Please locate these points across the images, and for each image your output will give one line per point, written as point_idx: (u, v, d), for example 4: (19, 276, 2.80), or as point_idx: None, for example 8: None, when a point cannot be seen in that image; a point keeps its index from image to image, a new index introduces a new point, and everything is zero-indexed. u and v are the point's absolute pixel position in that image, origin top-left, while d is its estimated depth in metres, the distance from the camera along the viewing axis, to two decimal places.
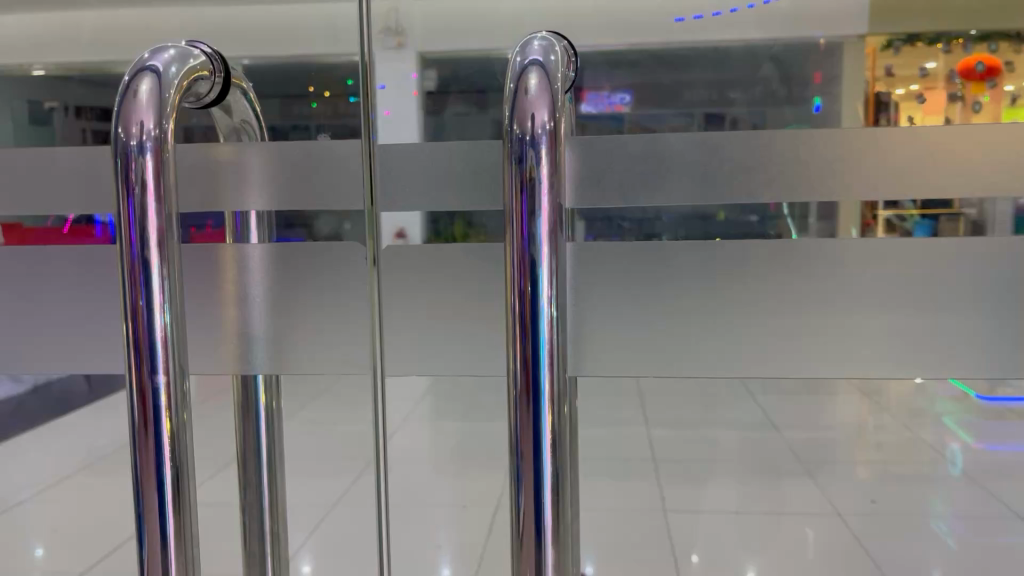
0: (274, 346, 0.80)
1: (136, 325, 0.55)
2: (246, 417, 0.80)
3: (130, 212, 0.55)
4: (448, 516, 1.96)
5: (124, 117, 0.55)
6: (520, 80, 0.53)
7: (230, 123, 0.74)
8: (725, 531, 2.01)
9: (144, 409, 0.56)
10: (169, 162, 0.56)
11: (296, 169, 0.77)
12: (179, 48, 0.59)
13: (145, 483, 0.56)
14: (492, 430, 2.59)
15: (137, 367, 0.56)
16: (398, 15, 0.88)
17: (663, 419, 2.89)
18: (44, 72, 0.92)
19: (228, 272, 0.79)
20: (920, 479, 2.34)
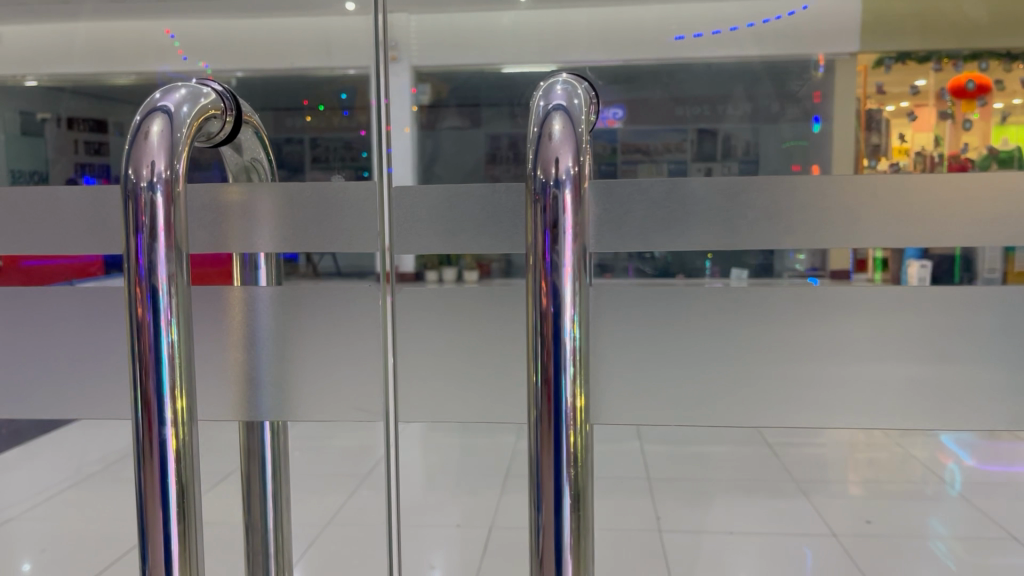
0: (278, 390, 0.81)
1: (143, 362, 0.55)
2: (251, 461, 0.82)
3: (136, 240, 0.55)
4: (441, 533, 1.94)
5: (135, 159, 0.55)
6: (544, 125, 0.54)
7: (240, 162, 0.76)
8: (719, 549, 2.00)
9: (151, 445, 0.55)
10: (180, 202, 0.56)
11: (302, 206, 0.78)
12: (190, 86, 0.60)
13: (149, 505, 0.55)
14: (487, 446, 2.57)
15: (143, 404, 0.55)
16: (393, 30, 0.86)
17: (658, 435, 2.89)
18: (37, 82, 0.91)
19: (233, 314, 0.81)
20: (915, 497, 2.33)
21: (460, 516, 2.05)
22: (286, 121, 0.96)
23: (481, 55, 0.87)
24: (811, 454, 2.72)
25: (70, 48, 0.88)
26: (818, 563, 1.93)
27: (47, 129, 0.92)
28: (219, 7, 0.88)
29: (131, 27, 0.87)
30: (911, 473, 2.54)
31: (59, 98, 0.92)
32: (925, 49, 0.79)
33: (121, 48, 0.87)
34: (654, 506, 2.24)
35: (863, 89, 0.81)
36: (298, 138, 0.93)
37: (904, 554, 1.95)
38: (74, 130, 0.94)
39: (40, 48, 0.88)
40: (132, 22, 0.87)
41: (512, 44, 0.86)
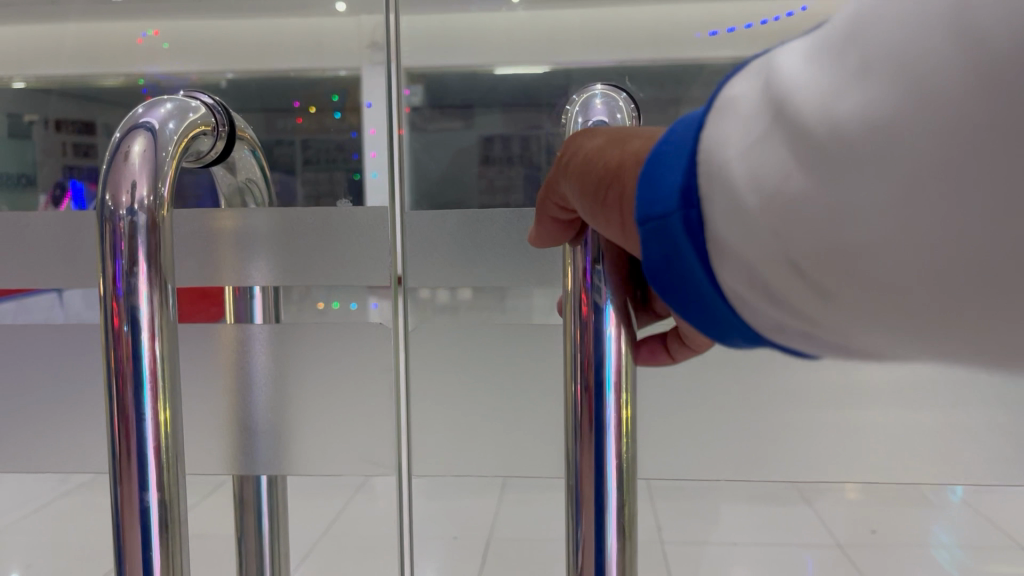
0: (276, 438, 0.90)
1: (122, 398, 0.53)
2: (246, 510, 0.89)
3: (114, 256, 0.53)
4: None
5: (114, 185, 0.53)
6: None
7: (234, 183, 0.80)
8: None
9: (130, 485, 0.54)
10: (163, 230, 0.54)
11: (300, 239, 0.88)
12: (177, 101, 0.59)
13: (128, 524, 0.54)
14: None
15: (121, 443, 0.54)
16: (385, 31, 0.87)
17: None
18: (24, 85, 0.89)
19: (228, 366, 0.89)
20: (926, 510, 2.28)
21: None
22: (277, 123, 0.89)
23: (472, 55, 0.87)
24: None
25: (69, 49, 0.89)
26: None
27: (35, 132, 0.89)
28: (215, 9, 0.88)
29: (123, 28, 0.88)
30: None
31: (46, 101, 0.89)
32: None
33: (120, 50, 0.88)
34: None
35: None
36: (288, 139, 0.89)
37: None
38: (61, 132, 0.89)
39: (31, 49, 0.89)
40: (124, 23, 0.88)
41: (508, 44, 0.87)
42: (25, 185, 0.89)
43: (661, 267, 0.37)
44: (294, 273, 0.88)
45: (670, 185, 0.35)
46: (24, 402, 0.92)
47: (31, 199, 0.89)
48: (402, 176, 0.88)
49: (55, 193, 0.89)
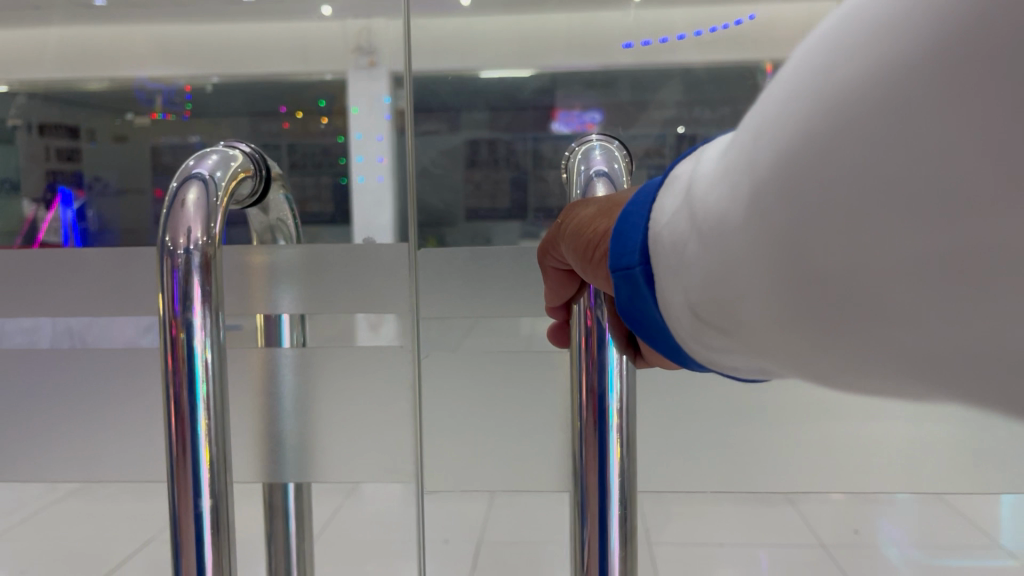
0: (302, 458, 0.92)
1: (179, 409, 0.58)
2: (274, 516, 0.90)
3: (171, 275, 0.58)
4: None
5: (172, 225, 0.58)
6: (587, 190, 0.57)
7: (264, 221, 0.80)
8: None
9: (183, 490, 0.58)
10: (216, 262, 0.59)
11: (323, 272, 0.88)
12: (220, 152, 0.64)
13: (183, 520, 0.58)
14: None
15: (175, 450, 0.58)
16: (371, 35, 0.87)
17: None
18: (7, 88, 0.89)
19: (262, 385, 0.91)
20: None
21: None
22: (263, 127, 0.89)
23: (459, 60, 0.87)
24: None
25: (57, 54, 0.88)
26: None
27: (19, 136, 0.89)
28: (203, 11, 0.88)
29: (110, 33, 0.88)
30: None
31: (29, 104, 0.88)
32: None
33: (109, 55, 0.88)
34: None
35: None
36: (273, 142, 0.89)
37: None
38: (45, 136, 0.89)
39: (13, 54, 0.88)
40: (111, 29, 0.88)
41: (493, 49, 0.87)
42: (11, 192, 0.88)
43: (629, 309, 0.39)
44: (321, 305, 0.90)
45: (635, 244, 0.37)
46: (24, 412, 0.92)
47: (17, 204, 0.89)
48: (389, 180, 0.88)
49: (44, 198, 0.89)
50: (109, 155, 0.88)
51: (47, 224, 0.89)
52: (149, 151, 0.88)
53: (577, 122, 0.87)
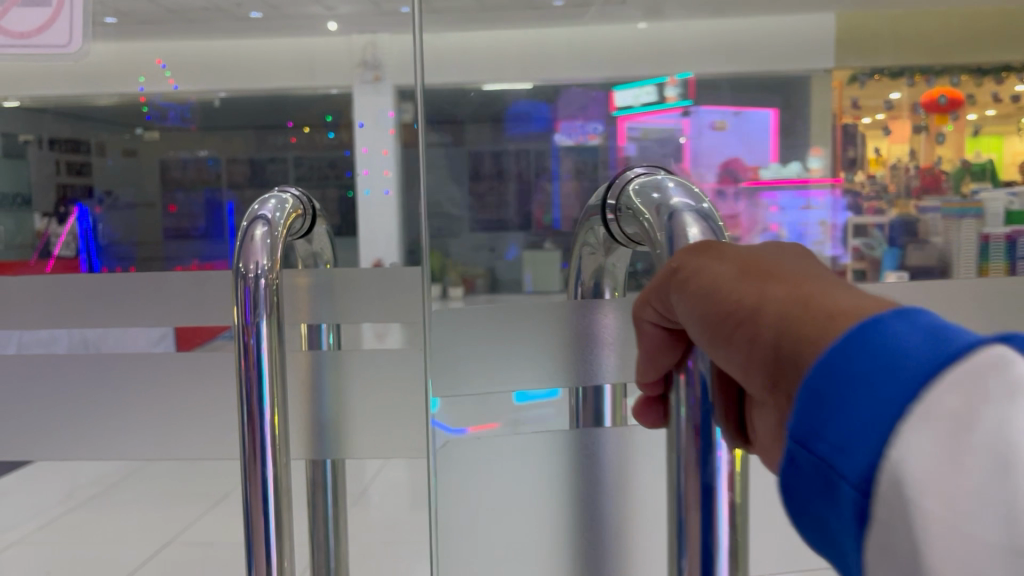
0: (339, 442, 0.97)
1: (249, 402, 0.70)
2: (318, 489, 0.98)
3: (243, 293, 0.69)
4: None
5: (244, 256, 0.69)
6: (682, 227, 0.58)
7: (308, 249, 0.91)
8: None
9: (254, 469, 0.70)
10: (278, 285, 0.70)
11: (360, 292, 0.94)
12: (276, 196, 0.75)
13: (254, 499, 0.71)
14: None
15: (247, 436, 0.70)
16: (375, 51, 0.93)
17: None
18: (20, 105, 0.92)
19: (300, 376, 0.95)
20: None
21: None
22: (267, 139, 0.96)
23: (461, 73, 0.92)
24: None
25: (67, 74, 0.91)
26: None
27: (30, 150, 0.92)
28: (209, 27, 0.90)
29: (118, 51, 0.90)
30: None
31: (41, 120, 0.92)
32: (895, 66, 0.95)
33: (117, 69, 0.91)
34: None
35: (839, 104, 0.95)
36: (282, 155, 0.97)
37: None
38: (55, 150, 0.92)
39: (27, 75, 0.91)
40: (119, 48, 0.90)
41: (492, 64, 0.93)
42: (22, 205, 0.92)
43: (800, 497, 0.36)
44: (354, 319, 0.95)
45: (861, 460, 0.32)
46: (43, 421, 0.94)
47: (31, 219, 0.92)
48: (394, 194, 0.96)
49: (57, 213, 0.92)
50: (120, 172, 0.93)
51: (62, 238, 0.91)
52: (157, 168, 0.94)
53: (579, 133, 0.92)
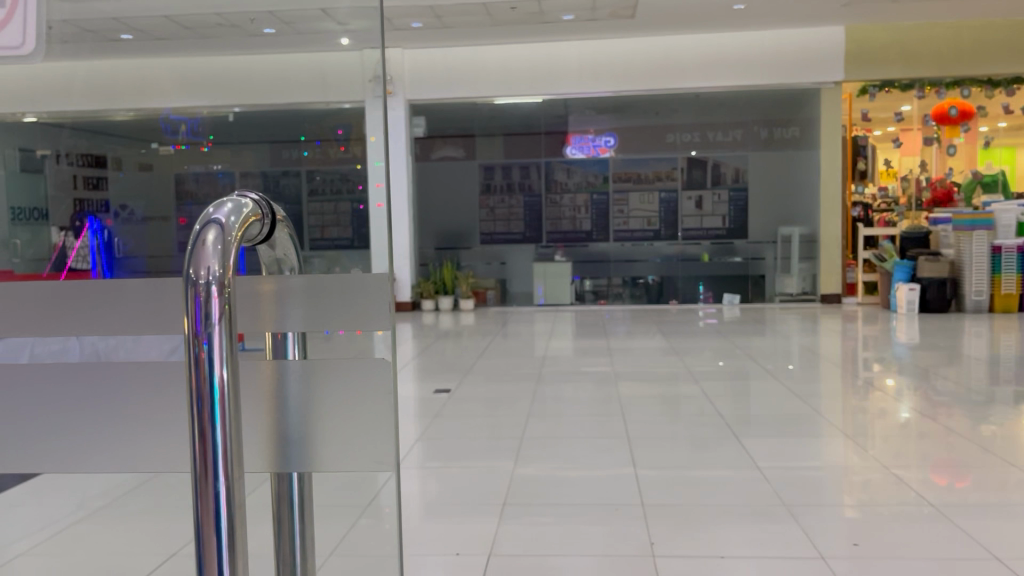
0: (306, 455, 0.76)
1: (200, 427, 0.54)
2: (281, 508, 0.77)
3: (193, 302, 0.53)
4: (457, 538, 1.90)
5: (194, 260, 0.54)
6: (199, 235, 0.54)
7: (272, 256, 0.74)
8: (707, 505, 2.09)
9: (206, 515, 0.54)
10: (230, 296, 0.54)
11: (327, 297, 0.73)
12: (233, 200, 0.59)
13: (205, 525, 0.54)
14: (490, 462, 2.55)
15: (197, 473, 0.54)
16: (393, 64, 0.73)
17: (639, 427, 2.93)
18: (37, 121, 0.82)
19: (259, 387, 0.75)
20: (891, 460, 2.45)
21: (457, 544, 1.86)
22: (282, 154, 0.74)
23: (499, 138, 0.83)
24: (784, 438, 2.72)
25: (83, 87, 0.82)
26: (760, 501, 2.12)
27: (46, 165, 0.82)
28: (222, 43, 0.79)
29: (134, 65, 0.81)
30: (868, 436, 2.72)
31: (54, 133, 0.81)
32: None
33: (130, 84, 0.81)
34: (638, 473, 2.38)
35: None
36: (294, 171, 0.74)
37: (864, 499, 2.10)
38: (64, 160, 0.82)
39: (40, 81, 0.82)
40: (134, 60, 0.81)
41: None
42: (40, 220, 0.85)
43: None
44: (319, 324, 0.73)
45: None
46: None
47: (47, 235, 0.85)
48: None
49: (72, 226, 0.84)
50: (136, 185, 0.81)
51: (73, 251, 0.82)
52: (172, 181, 0.79)
53: None
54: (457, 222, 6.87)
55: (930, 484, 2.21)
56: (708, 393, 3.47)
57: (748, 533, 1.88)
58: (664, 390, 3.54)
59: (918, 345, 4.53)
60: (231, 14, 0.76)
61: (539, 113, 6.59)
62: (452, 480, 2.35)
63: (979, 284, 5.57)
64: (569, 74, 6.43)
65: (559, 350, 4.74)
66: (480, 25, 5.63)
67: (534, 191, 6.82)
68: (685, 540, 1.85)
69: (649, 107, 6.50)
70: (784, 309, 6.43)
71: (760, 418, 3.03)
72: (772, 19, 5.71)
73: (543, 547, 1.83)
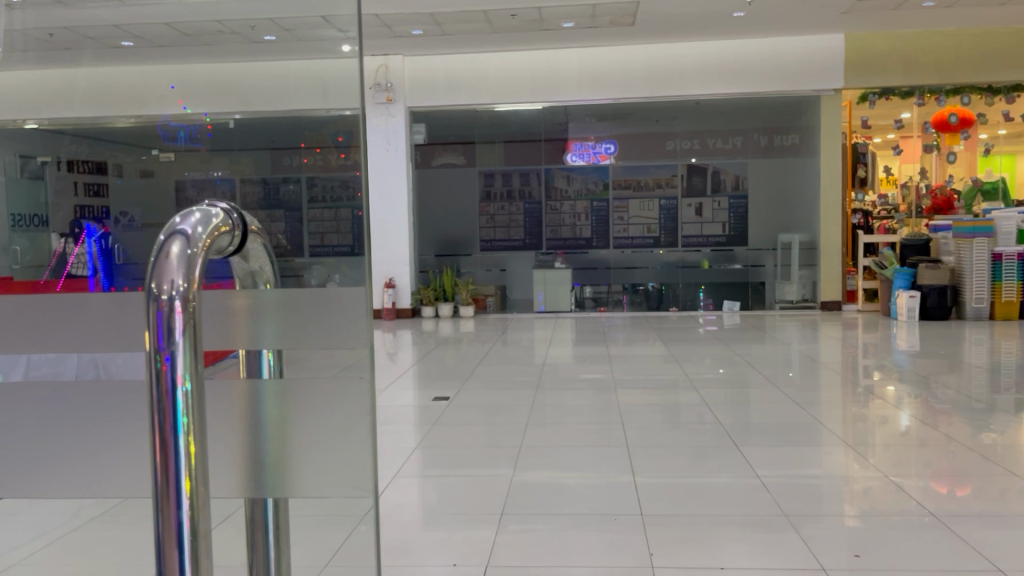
0: (282, 480, 0.71)
1: (161, 451, 0.50)
2: (255, 531, 0.73)
3: (155, 317, 0.50)
4: (452, 548, 1.89)
5: (157, 274, 0.50)
6: (162, 247, 0.52)
7: (245, 268, 0.73)
8: (705, 514, 2.09)
9: (168, 542, 0.51)
10: (196, 311, 0.51)
11: (304, 315, 0.69)
12: (202, 211, 0.57)
13: (166, 548, 0.51)
14: (488, 470, 2.55)
15: (158, 499, 0.51)
16: None
17: (638, 435, 2.93)
18: (37, 127, 0.83)
19: (232, 408, 0.71)
20: (890, 470, 2.43)
21: (455, 554, 1.85)
22: (283, 161, 0.73)
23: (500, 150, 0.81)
24: (783, 447, 2.72)
25: (85, 94, 0.81)
26: (758, 510, 2.11)
27: (48, 172, 0.81)
28: (224, 51, 0.78)
29: (135, 72, 0.80)
30: (866, 445, 2.71)
31: (58, 140, 0.81)
32: None
33: (129, 92, 0.81)
34: (637, 481, 2.37)
35: None
36: (295, 177, 0.73)
37: (862, 510, 2.09)
38: (72, 170, 0.80)
39: (45, 92, 0.82)
40: (135, 68, 0.80)
41: None
42: (40, 226, 0.81)
43: None
44: (296, 340, 0.69)
45: None
46: None
47: (46, 243, 0.82)
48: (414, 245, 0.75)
49: (71, 232, 0.82)
50: (135, 192, 0.80)
51: (70, 258, 0.82)
52: (172, 188, 0.79)
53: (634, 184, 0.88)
54: (457, 227, 6.86)
55: (928, 493, 2.21)
56: (708, 401, 3.47)
57: (746, 544, 1.87)
58: (664, 397, 3.54)
59: (918, 352, 4.53)
60: (231, 20, 0.74)
61: (539, 120, 6.62)
62: (451, 488, 2.35)
63: (979, 290, 5.57)
64: (568, 81, 6.46)
65: (559, 357, 4.75)
66: (479, 32, 5.66)
67: (534, 198, 6.82)
68: (682, 550, 1.85)
69: (650, 114, 6.51)
70: (783, 315, 6.44)
71: (759, 426, 3.02)
72: (770, 26, 5.74)
73: (540, 558, 1.82)
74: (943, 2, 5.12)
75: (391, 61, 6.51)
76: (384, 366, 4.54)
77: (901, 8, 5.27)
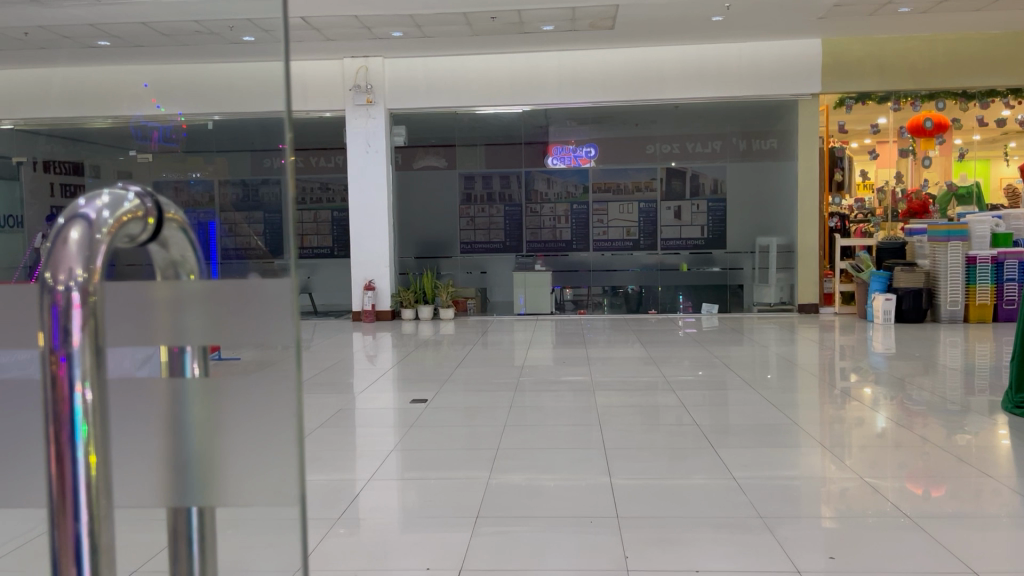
0: (205, 485, 0.65)
1: (55, 460, 0.48)
2: (177, 540, 0.67)
3: (51, 312, 0.48)
4: (427, 550, 1.88)
5: (53, 262, 0.48)
6: (59, 233, 0.49)
7: (164, 259, 0.64)
8: (679, 515, 2.10)
9: (64, 554, 0.49)
10: (96, 306, 0.49)
11: (226, 310, 0.63)
12: (112, 191, 0.53)
13: (63, 563, 0.49)
14: (465, 472, 2.54)
15: (55, 510, 0.49)
16: None
17: (613, 436, 2.94)
18: (12, 126, 0.84)
19: (151, 410, 0.64)
20: (864, 471, 2.46)
21: (429, 557, 1.84)
22: (264, 163, 0.70)
23: None
24: (756, 448, 2.74)
25: (60, 93, 0.80)
26: (733, 511, 2.12)
27: (23, 172, 0.81)
28: (201, 51, 0.75)
29: (109, 72, 0.79)
30: (840, 446, 2.74)
31: (33, 140, 0.83)
32: None
33: (112, 93, 0.79)
34: (614, 483, 2.38)
35: None
36: (275, 178, 0.69)
37: (837, 510, 2.11)
38: (50, 172, 0.81)
39: (13, 92, 0.82)
40: (110, 67, 0.79)
41: None
42: (14, 227, 0.81)
43: None
44: (219, 336, 0.64)
45: None
46: None
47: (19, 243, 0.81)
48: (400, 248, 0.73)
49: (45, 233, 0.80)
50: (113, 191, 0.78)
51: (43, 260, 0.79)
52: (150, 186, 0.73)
53: None
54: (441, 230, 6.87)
55: (901, 493, 2.24)
56: (685, 402, 3.49)
57: (719, 544, 1.89)
58: (641, 399, 3.56)
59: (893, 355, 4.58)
60: (209, 22, 0.71)
61: (520, 123, 6.64)
62: (430, 492, 2.34)
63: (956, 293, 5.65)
64: (548, 84, 6.49)
65: (539, 359, 4.75)
66: (459, 36, 5.68)
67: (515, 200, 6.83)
68: (656, 551, 1.86)
69: (632, 118, 6.56)
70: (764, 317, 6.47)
71: (736, 427, 3.05)
72: (748, 31, 5.81)
73: (515, 561, 1.81)
74: (917, 8, 5.20)
75: (371, 64, 6.49)
76: (363, 368, 4.53)
77: (878, 14, 5.35)
